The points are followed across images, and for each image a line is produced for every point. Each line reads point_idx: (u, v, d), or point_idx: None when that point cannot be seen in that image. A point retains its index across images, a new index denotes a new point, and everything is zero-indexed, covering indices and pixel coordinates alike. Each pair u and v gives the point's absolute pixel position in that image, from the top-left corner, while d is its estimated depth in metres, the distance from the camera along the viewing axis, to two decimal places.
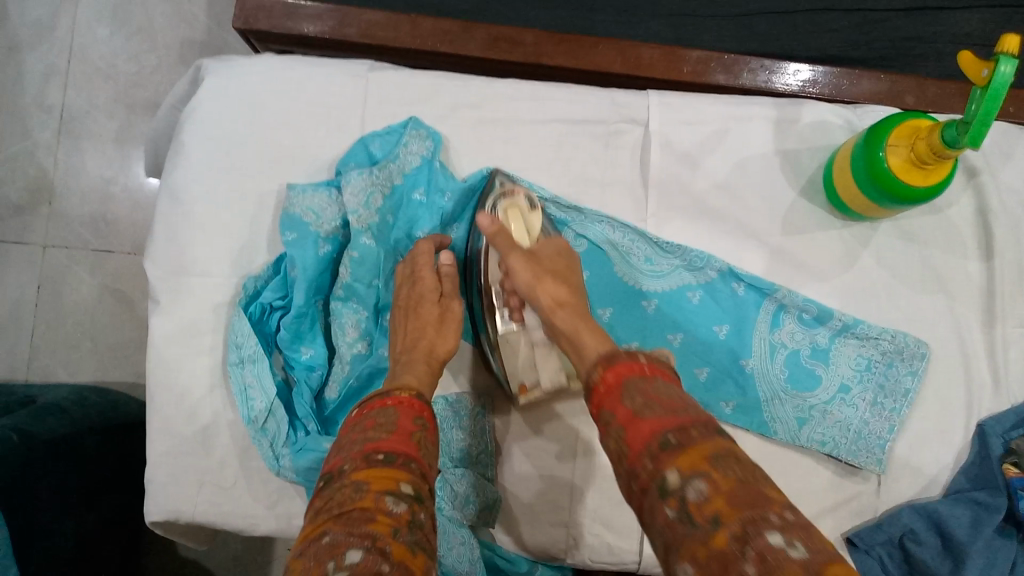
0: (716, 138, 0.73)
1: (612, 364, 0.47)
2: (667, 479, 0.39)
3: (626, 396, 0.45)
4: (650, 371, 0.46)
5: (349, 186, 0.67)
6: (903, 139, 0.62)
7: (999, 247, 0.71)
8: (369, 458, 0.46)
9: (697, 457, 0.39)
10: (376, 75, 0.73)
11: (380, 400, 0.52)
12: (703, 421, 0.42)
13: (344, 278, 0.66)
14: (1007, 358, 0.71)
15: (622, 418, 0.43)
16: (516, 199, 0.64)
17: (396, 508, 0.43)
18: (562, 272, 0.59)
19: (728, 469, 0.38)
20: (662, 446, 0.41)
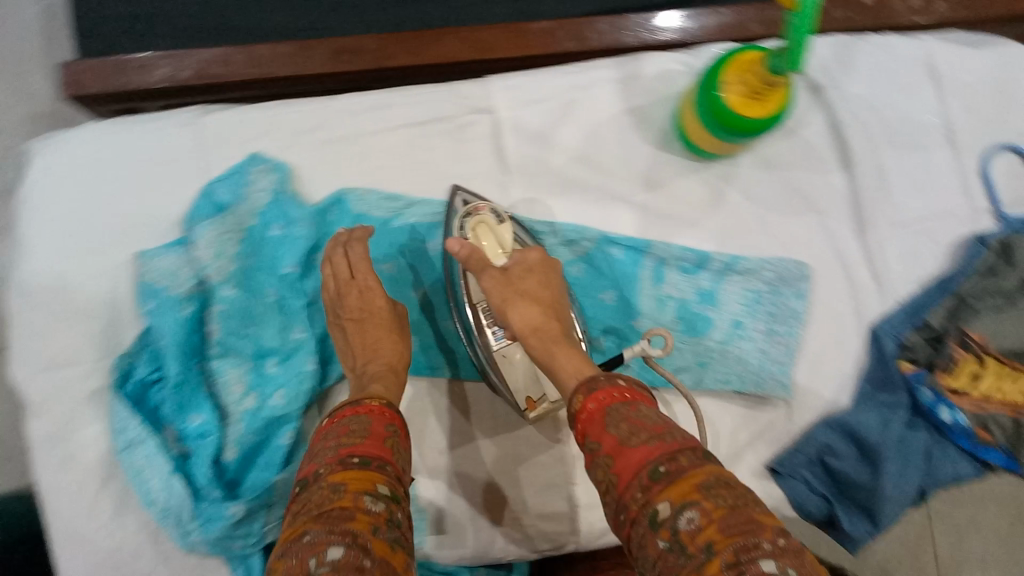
0: (563, 111, 0.72)
1: (592, 391, 0.49)
2: (658, 511, 0.41)
3: (609, 425, 0.47)
4: (630, 398, 0.48)
5: (199, 240, 0.66)
6: (736, 74, 0.61)
7: (856, 156, 0.73)
8: (344, 463, 0.47)
9: (688, 488, 0.41)
10: (209, 119, 0.70)
11: (352, 408, 0.54)
12: (690, 446, 0.44)
13: (216, 336, 0.66)
14: (884, 260, 0.73)
15: (609, 448, 0.45)
16: (483, 214, 0.65)
17: (374, 506, 0.45)
18: (540, 294, 0.59)
19: (720, 500, 0.40)
20: (651, 478, 0.43)
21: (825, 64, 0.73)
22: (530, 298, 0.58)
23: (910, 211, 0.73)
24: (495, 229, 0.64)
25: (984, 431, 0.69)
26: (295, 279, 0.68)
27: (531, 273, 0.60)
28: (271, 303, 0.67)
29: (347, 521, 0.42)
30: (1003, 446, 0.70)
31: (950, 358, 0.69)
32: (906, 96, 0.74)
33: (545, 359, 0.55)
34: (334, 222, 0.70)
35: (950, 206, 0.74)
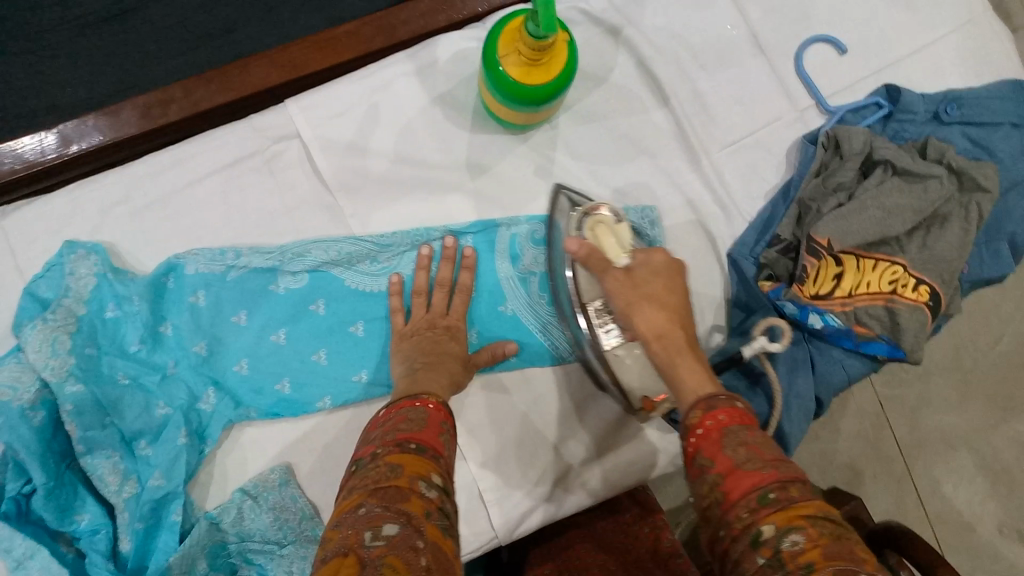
0: (370, 118, 0.71)
1: (710, 408, 0.43)
2: (761, 531, 0.35)
3: (727, 443, 0.40)
4: (750, 421, 0.42)
5: (28, 344, 0.62)
6: (508, 46, 0.60)
7: (670, 88, 0.72)
8: (402, 445, 0.47)
9: (796, 514, 0.35)
10: (12, 220, 0.68)
11: (410, 401, 0.52)
12: (807, 478, 0.38)
13: (75, 435, 0.62)
14: (726, 181, 0.72)
15: (721, 465, 0.39)
16: (601, 215, 0.61)
17: (429, 491, 0.44)
18: (669, 300, 0.52)
19: (829, 530, 0.35)
20: (760, 500, 0.37)
21: (615, 4, 0.73)
22: (666, 305, 0.51)
23: (740, 126, 0.72)
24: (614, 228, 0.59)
25: (862, 327, 0.67)
26: (146, 354, 0.66)
27: (660, 277, 0.53)
28: (128, 384, 0.65)
29: (403, 501, 0.42)
30: (885, 339, 0.67)
31: (805, 268, 0.68)
32: (704, 15, 0.73)
33: (673, 365, 0.48)
34: (172, 291, 0.67)
35: (777, 112, 0.73)
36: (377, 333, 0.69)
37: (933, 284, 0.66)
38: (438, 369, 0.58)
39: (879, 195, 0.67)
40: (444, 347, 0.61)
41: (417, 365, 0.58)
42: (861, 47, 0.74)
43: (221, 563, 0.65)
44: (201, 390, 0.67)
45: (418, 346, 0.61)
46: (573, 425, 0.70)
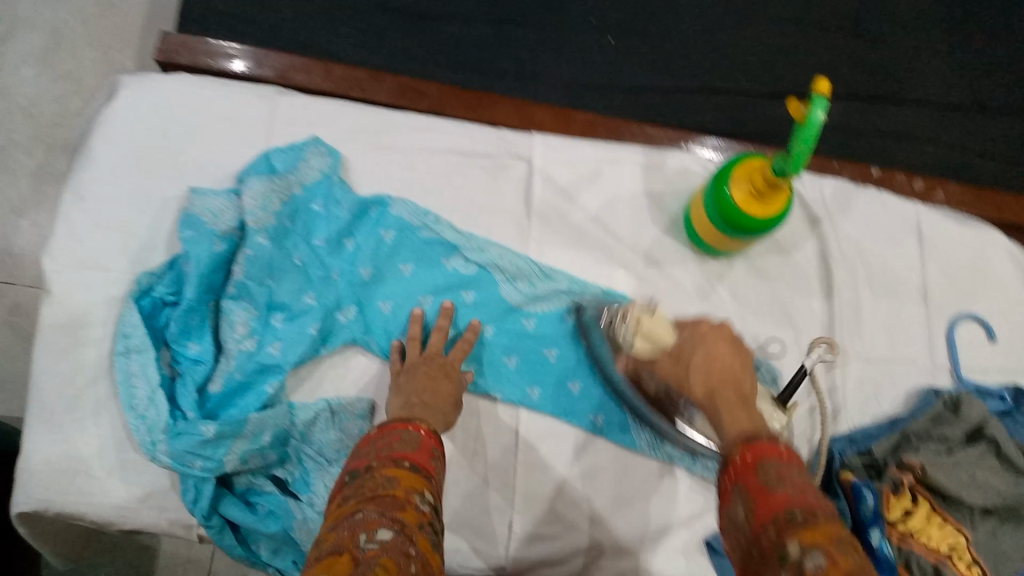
0: (591, 178, 0.81)
1: (748, 444, 0.47)
2: (787, 549, 0.39)
3: (761, 473, 0.44)
4: (788, 454, 0.46)
5: (248, 190, 0.71)
6: (744, 175, 0.69)
7: (837, 287, 0.80)
8: (396, 461, 0.50)
9: (821, 536, 0.39)
10: (284, 100, 0.78)
11: (402, 424, 0.56)
12: (833, 510, 0.42)
13: (238, 276, 0.70)
14: (845, 388, 0.78)
15: (753, 491, 0.43)
16: (637, 313, 0.66)
17: (422, 505, 0.47)
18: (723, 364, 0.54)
19: (849, 555, 0.38)
20: (788, 519, 0.41)
21: (826, 203, 0.83)
22: (712, 368, 0.54)
23: (879, 351, 0.80)
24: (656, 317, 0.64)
25: (905, 569, 0.67)
26: (324, 252, 0.74)
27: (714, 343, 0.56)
28: (297, 265, 0.73)
29: (398, 510, 0.45)
30: None
31: (893, 480, 0.71)
32: (889, 249, 0.83)
33: (718, 413, 0.51)
34: (371, 218, 0.76)
35: (913, 357, 0.80)
36: (502, 341, 0.74)
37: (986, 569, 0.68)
38: (434, 409, 0.63)
39: (973, 465, 0.72)
40: (437, 385, 0.65)
41: (414, 402, 0.62)
42: (1006, 343, 0.82)
43: (279, 449, 0.70)
44: (346, 304, 0.73)
45: (413, 380, 0.65)
46: (616, 511, 0.73)
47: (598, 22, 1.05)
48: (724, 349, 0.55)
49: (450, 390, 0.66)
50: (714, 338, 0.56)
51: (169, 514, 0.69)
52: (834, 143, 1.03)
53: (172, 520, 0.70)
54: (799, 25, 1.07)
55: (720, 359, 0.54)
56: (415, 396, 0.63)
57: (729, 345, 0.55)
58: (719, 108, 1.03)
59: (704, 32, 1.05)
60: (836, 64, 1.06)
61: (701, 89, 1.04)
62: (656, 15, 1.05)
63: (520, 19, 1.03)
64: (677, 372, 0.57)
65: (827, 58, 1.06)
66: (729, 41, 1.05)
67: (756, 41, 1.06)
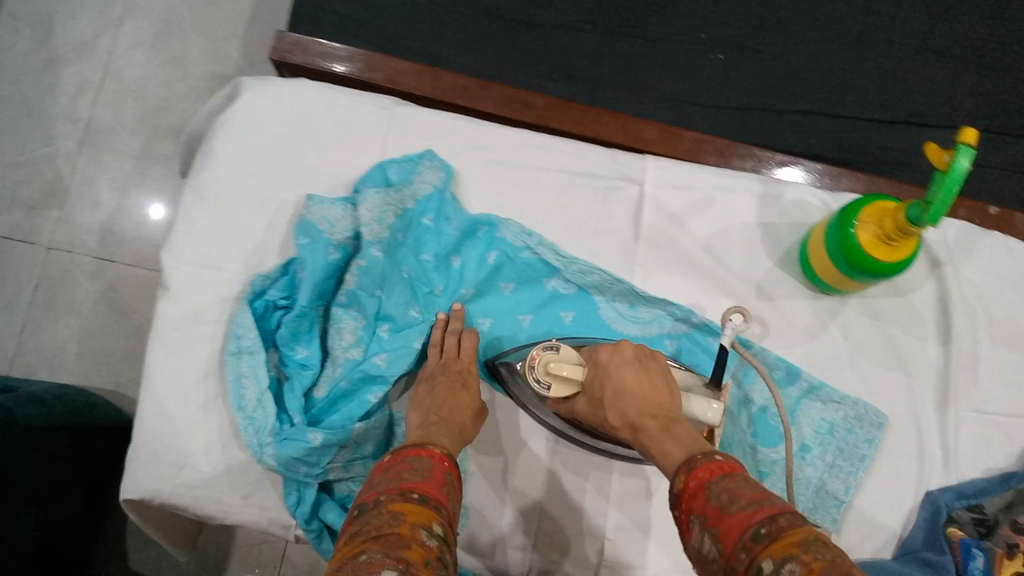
0: (703, 204, 0.79)
1: (690, 468, 0.47)
2: (762, 567, 0.38)
3: (711, 495, 0.44)
4: (729, 467, 0.45)
5: (366, 202, 0.72)
6: (873, 218, 0.67)
7: (955, 333, 0.77)
8: (405, 493, 0.48)
9: (788, 544, 0.38)
10: (400, 110, 0.79)
11: (415, 449, 0.54)
12: (791, 511, 0.41)
13: (349, 285, 0.71)
14: (957, 439, 0.75)
15: (709, 516, 0.43)
16: (540, 358, 0.64)
17: (429, 540, 0.45)
18: (637, 392, 0.56)
19: (821, 554, 0.37)
20: (752, 538, 0.40)
21: (949, 244, 0.80)
22: (626, 400, 0.56)
23: (994, 403, 0.76)
24: (560, 356, 0.63)
25: None
26: (431, 267, 0.74)
27: (628, 365, 0.58)
28: (405, 279, 0.74)
29: (404, 548, 0.43)
30: None
31: (1007, 542, 0.68)
32: (1012, 298, 0.79)
33: (646, 447, 0.53)
34: (480, 237, 0.76)
35: None
36: None
37: None
38: (452, 425, 0.61)
39: None
40: (457, 397, 0.64)
41: (432, 419, 0.60)
42: None
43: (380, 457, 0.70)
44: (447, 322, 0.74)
45: (434, 401, 0.63)
46: None
47: (708, 39, 1.02)
48: (629, 377, 0.58)
49: (471, 400, 0.65)
50: (615, 371, 0.58)
51: (270, 513, 0.70)
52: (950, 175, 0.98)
53: (272, 519, 0.70)
54: (920, 50, 1.02)
55: (634, 392, 0.56)
56: (433, 412, 0.61)
57: (629, 369, 0.58)
58: (829, 133, 1.00)
59: (818, 53, 1.02)
60: (956, 93, 1.01)
61: (812, 113, 1.00)
62: (770, 34, 1.03)
63: (629, 32, 1.02)
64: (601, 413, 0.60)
65: (947, 86, 1.01)
66: (844, 63, 1.02)
67: (873, 65, 1.02)
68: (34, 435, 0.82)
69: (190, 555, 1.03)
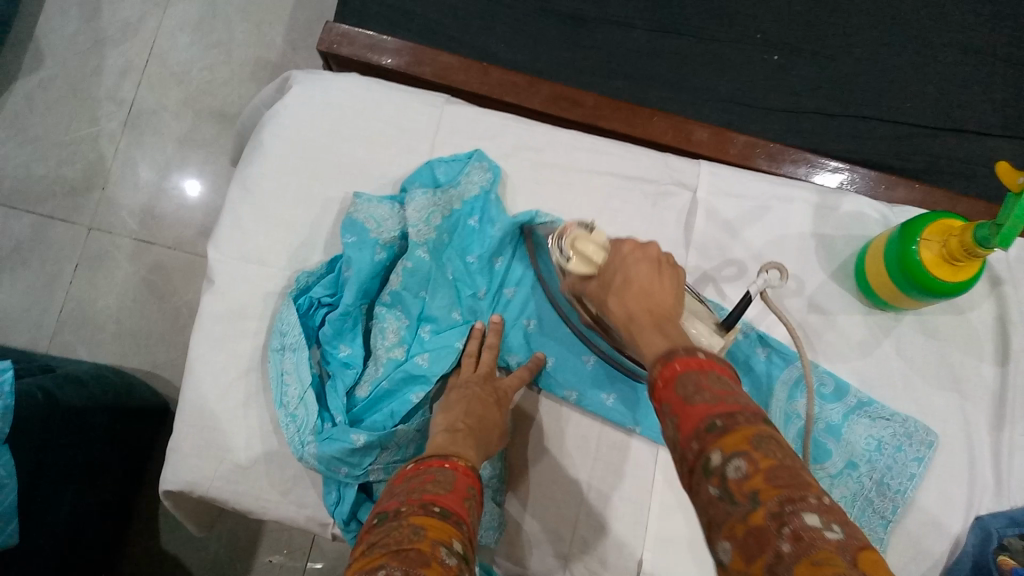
0: (757, 213, 0.77)
1: (664, 356, 0.45)
2: (709, 459, 0.38)
3: (675, 383, 0.43)
4: (704, 361, 0.44)
5: (413, 202, 0.71)
6: (937, 236, 0.65)
7: (1014, 355, 0.74)
8: (426, 508, 0.45)
9: (740, 440, 0.37)
10: (451, 108, 0.78)
11: (439, 460, 0.53)
12: (751, 407, 0.40)
13: (394, 286, 0.70)
14: (1012, 463, 0.73)
15: (671, 404, 0.42)
16: (572, 231, 0.62)
17: (450, 559, 0.41)
18: (648, 286, 0.54)
19: (771, 452, 0.37)
20: (707, 429, 0.39)
21: (1010, 263, 0.77)
22: (631, 291, 0.54)
23: None
24: (591, 238, 0.61)
25: None
26: (475, 269, 0.73)
27: (646, 261, 0.55)
28: (449, 279, 0.73)
29: (424, 566, 0.39)
30: None
31: None
32: None
33: (636, 336, 0.51)
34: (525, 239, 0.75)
35: None
36: None
37: None
38: (477, 437, 0.59)
39: None
40: (484, 411, 0.62)
41: (458, 427, 0.59)
42: None
43: None
44: None
45: (462, 410, 0.61)
46: None
47: (764, 39, 1.00)
48: (643, 271, 0.55)
49: (498, 417, 0.63)
50: (637, 261, 0.56)
51: (306, 510, 0.69)
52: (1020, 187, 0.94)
53: (308, 516, 0.70)
54: (983, 56, 0.99)
55: (643, 283, 0.54)
56: (460, 419, 0.60)
57: (648, 265, 0.55)
58: (884, 140, 0.97)
59: (876, 56, 0.99)
60: (1021, 100, 0.97)
61: (868, 118, 0.98)
62: (829, 35, 1.00)
63: (682, 30, 1.00)
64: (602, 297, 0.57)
65: (1011, 93, 0.98)
66: (904, 68, 0.99)
67: (934, 70, 0.98)
68: (74, 420, 0.83)
69: (220, 545, 1.03)
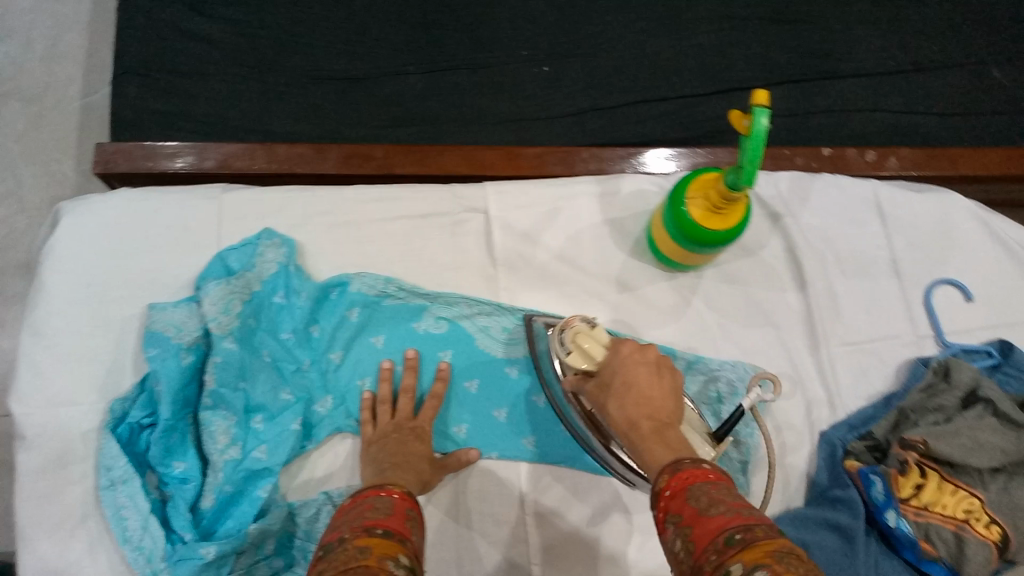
0: (549, 216, 0.81)
1: (675, 471, 0.46)
2: (730, 571, 0.37)
3: (692, 498, 0.43)
4: (717, 477, 0.45)
5: (207, 296, 0.71)
6: (698, 192, 0.70)
7: (810, 277, 0.80)
8: (368, 530, 0.46)
9: (761, 553, 0.37)
10: (229, 196, 0.78)
11: (374, 490, 0.53)
12: (770, 524, 0.40)
13: (210, 385, 0.69)
14: (836, 374, 0.78)
15: (689, 517, 0.42)
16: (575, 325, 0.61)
17: (397, 569, 0.42)
18: (651, 391, 0.52)
19: (792, 565, 0.36)
20: (726, 542, 0.39)
21: (785, 196, 0.83)
22: (630, 395, 0.52)
23: (863, 333, 0.80)
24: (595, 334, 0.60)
25: (928, 544, 0.67)
26: (293, 344, 0.73)
27: (644, 364, 0.53)
28: (268, 362, 0.72)
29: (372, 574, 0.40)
30: (947, 561, 0.67)
31: (898, 461, 0.71)
32: (853, 232, 0.83)
33: (639, 449, 0.50)
34: (334, 301, 0.76)
35: (896, 332, 0.80)
36: (488, 392, 0.75)
37: (1004, 527, 0.66)
38: (405, 472, 0.63)
39: (975, 428, 0.70)
40: (408, 448, 0.66)
41: (386, 465, 0.63)
42: (985, 301, 0.82)
43: (285, 552, 0.69)
44: (323, 394, 0.73)
45: (384, 448, 0.65)
46: (634, 540, 0.72)
47: (529, 53, 1.04)
48: (643, 374, 0.53)
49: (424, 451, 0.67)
50: (636, 363, 0.53)
51: None
52: (785, 129, 1.02)
53: None
54: (724, 19, 1.06)
55: (647, 388, 0.52)
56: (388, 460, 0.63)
57: (647, 368, 0.53)
58: (662, 117, 1.02)
59: (635, 44, 1.05)
60: (768, 51, 1.05)
61: (643, 99, 1.03)
62: (585, 34, 1.05)
63: (452, 64, 1.03)
64: (601, 400, 0.55)
65: (755, 46, 1.05)
66: (660, 47, 1.05)
67: (685, 41, 1.05)
68: None
69: None
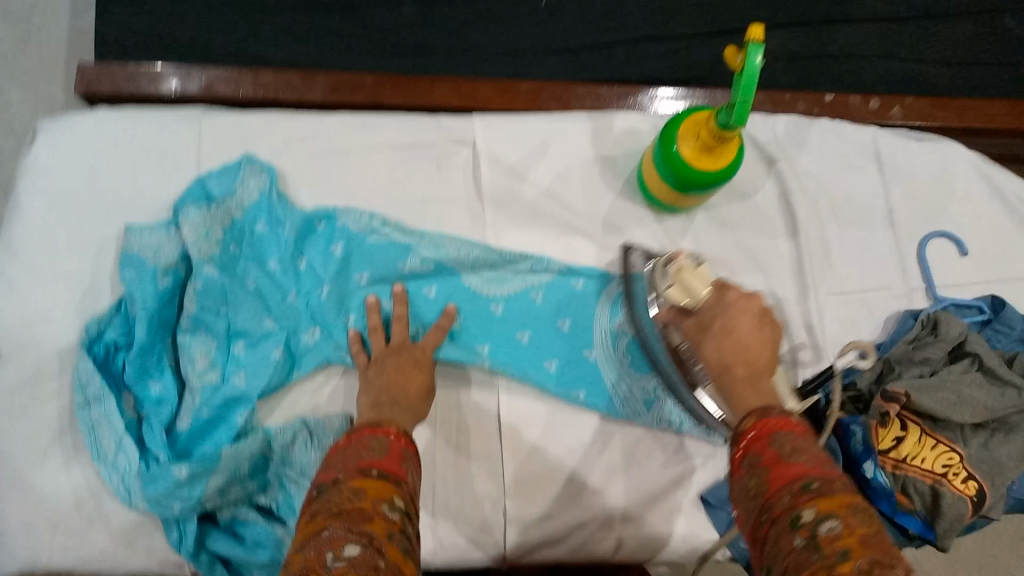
0: (538, 152, 0.79)
1: (762, 414, 0.47)
2: (802, 515, 0.39)
3: (774, 442, 0.44)
4: (797, 427, 0.46)
5: (187, 221, 0.69)
6: (689, 132, 0.68)
7: (801, 224, 0.79)
8: (364, 470, 0.46)
9: (836, 504, 0.39)
10: (209, 120, 0.76)
11: (370, 428, 0.52)
12: (845, 482, 0.42)
13: (190, 310, 0.69)
14: (823, 322, 0.77)
15: (769, 459, 0.43)
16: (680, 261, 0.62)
17: (391, 513, 0.43)
18: (751, 339, 0.54)
19: (864, 522, 0.38)
20: (803, 487, 0.41)
21: (780, 141, 0.81)
22: (727, 339, 0.54)
23: (853, 283, 0.78)
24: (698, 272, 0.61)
25: (904, 496, 0.68)
26: (278, 275, 0.72)
27: (745, 313, 0.55)
28: (251, 290, 0.71)
29: (366, 522, 0.41)
30: (921, 515, 0.68)
31: (879, 412, 0.69)
32: (849, 179, 0.81)
33: (728, 390, 0.52)
34: (320, 234, 0.74)
35: (887, 283, 0.79)
36: (471, 326, 0.72)
37: (981, 482, 0.66)
38: (401, 406, 0.60)
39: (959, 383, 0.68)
40: (407, 376, 0.64)
41: (382, 399, 0.60)
42: (979, 256, 0.80)
43: (260, 476, 0.68)
44: (307, 324, 0.71)
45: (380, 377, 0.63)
46: (612, 478, 0.72)
47: None
48: (747, 324, 0.54)
49: (422, 379, 0.65)
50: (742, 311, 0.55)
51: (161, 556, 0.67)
52: (788, 74, 0.99)
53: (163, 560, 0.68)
54: None
55: (752, 339, 0.53)
56: (385, 394, 0.61)
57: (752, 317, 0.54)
58: (662, 56, 0.99)
59: None
60: None
61: (643, 37, 1.00)
62: None
63: None
64: (697, 337, 0.57)
65: None
66: None
67: None
68: None
69: None
